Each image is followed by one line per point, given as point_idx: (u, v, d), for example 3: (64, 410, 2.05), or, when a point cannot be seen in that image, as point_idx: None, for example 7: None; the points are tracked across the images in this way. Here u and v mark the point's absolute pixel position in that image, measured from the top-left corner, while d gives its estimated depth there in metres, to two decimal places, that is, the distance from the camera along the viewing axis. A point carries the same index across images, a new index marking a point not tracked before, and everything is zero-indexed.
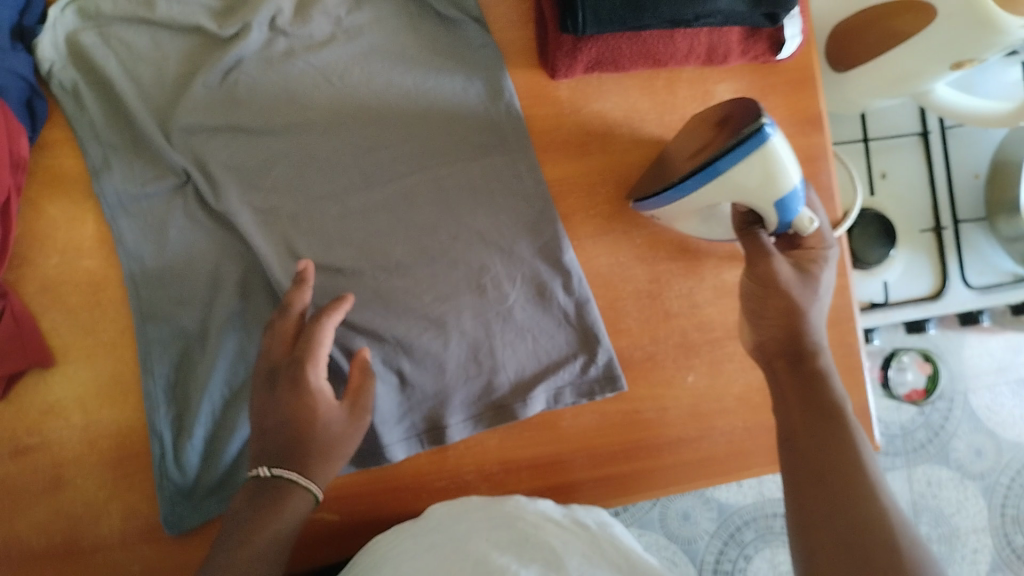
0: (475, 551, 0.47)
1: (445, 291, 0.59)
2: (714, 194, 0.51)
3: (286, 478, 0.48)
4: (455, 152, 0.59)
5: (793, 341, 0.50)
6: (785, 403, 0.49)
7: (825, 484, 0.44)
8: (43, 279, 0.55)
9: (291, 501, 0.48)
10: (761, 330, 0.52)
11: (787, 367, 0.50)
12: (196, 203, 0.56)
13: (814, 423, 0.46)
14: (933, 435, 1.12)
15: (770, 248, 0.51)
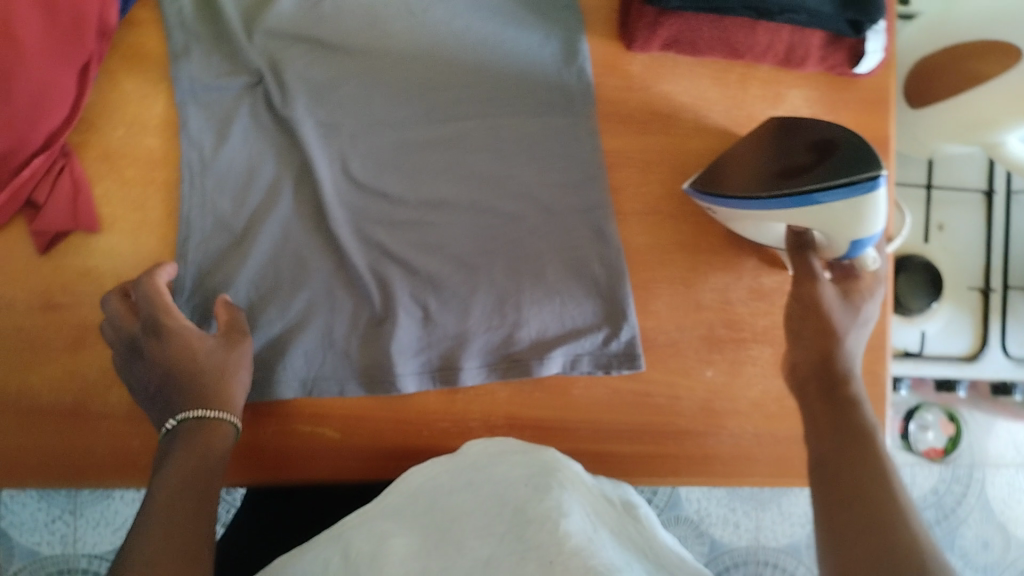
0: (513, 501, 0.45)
1: (483, 238, 0.59)
2: (794, 216, 0.51)
3: (192, 418, 0.49)
4: (520, 104, 0.60)
5: (825, 366, 0.48)
6: (812, 427, 0.46)
7: (854, 509, 0.40)
8: (104, 147, 0.56)
9: (214, 435, 0.48)
10: (797, 352, 0.50)
11: (818, 392, 0.48)
12: (264, 105, 0.58)
13: (844, 447, 0.43)
14: (943, 517, 1.10)
15: (817, 274, 0.51)
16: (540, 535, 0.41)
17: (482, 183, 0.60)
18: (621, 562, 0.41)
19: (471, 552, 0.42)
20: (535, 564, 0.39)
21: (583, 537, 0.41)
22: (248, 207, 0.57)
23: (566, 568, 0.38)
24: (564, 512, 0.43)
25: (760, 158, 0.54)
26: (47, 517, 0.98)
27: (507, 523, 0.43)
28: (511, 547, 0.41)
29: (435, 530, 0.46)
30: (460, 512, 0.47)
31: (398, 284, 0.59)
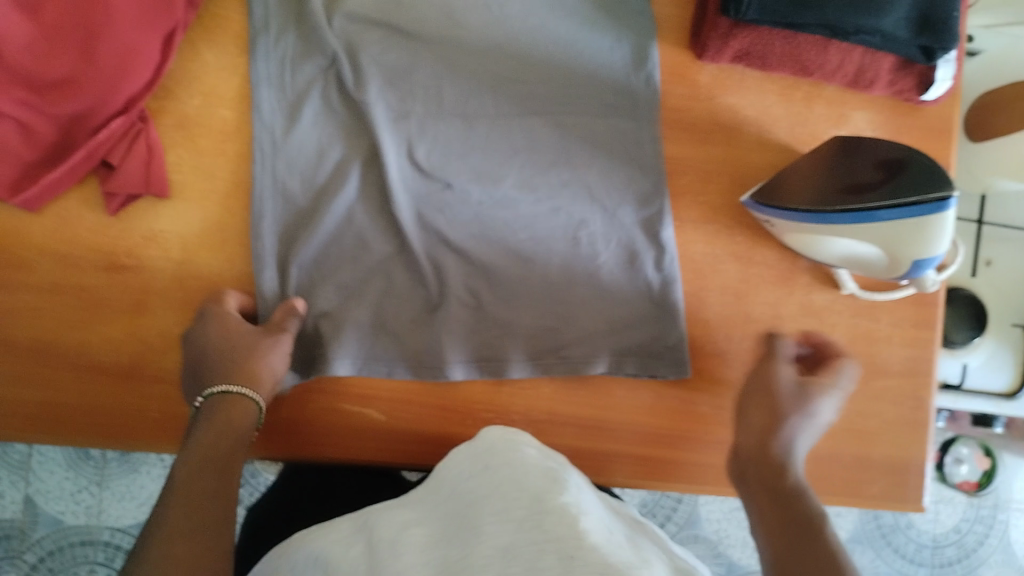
0: (532, 489, 0.43)
1: (540, 233, 0.60)
2: (860, 232, 0.52)
3: (217, 394, 0.53)
4: (587, 106, 0.61)
5: (762, 451, 0.51)
6: (755, 514, 0.48)
7: None
8: (181, 116, 0.57)
9: (238, 411, 0.52)
10: (742, 434, 0.53)
11: (757, 475, 0.50)
12: (335, 87, 0.58)
13: (790, 530, 0.45)
14: (964, 556, 1.10)
15: (782, 355, 0.56)
16: (559, 527, 0.39)
17: (541, 180, 0.60)
18: (639, 562, 0.39)
19: (489, 539, 0.40)
20: (555, 558, 0.37)
21: (602, 537, 0.39)
22: (315, 184, 0.58)
23: (586, 563, 0.36)
24: (583, 510, 0.42)
25: (819, 174, 0.54)
26: (74, 486, 0.99)
27: (526, 510, 0.41)
28: (530, 537, 0.39)
29: (453, 520, 0.44)
30: (476, 497, 0.45)
31: (453, 271, 0.60)
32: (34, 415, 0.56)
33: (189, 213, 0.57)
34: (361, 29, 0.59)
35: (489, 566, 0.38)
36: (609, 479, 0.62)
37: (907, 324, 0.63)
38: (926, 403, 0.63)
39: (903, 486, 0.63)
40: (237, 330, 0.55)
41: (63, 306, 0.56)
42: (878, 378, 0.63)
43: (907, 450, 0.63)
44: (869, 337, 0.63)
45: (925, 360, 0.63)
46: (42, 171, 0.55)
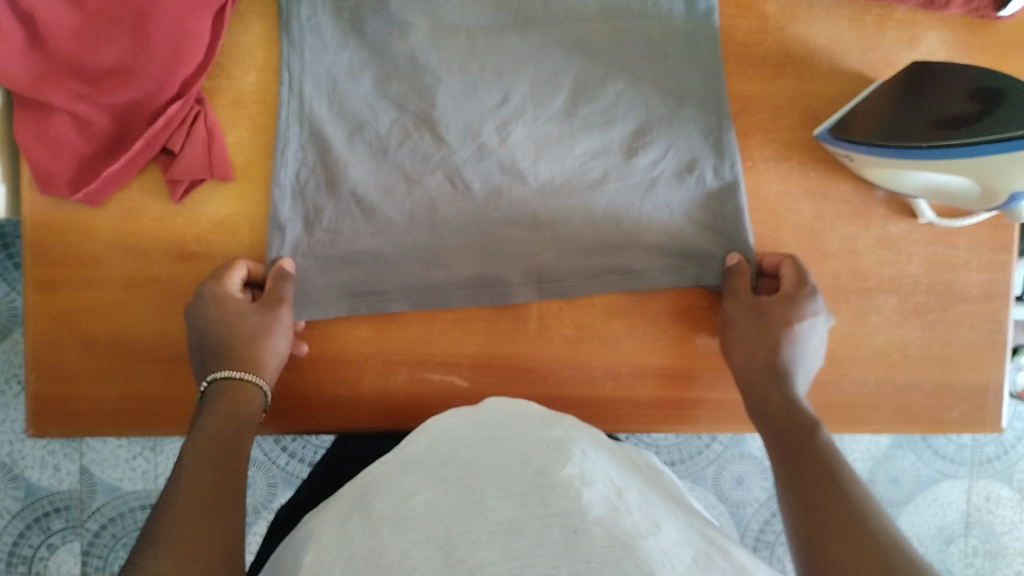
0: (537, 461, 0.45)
1: (596, 148, 0.59)
2: (944, 165, 0.51)
3: (219, 379, 0.50)
4: (650, 49, 0.59)
5: (765, 367, 0.54)
6: (765, 428, 0.52)
7: (814, 513, 0.43)
8: (237, 94, 0.56)
9: (245, 399, 0.49)
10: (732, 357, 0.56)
11: (765, 392, 0.53)
12: (395, 52, 0.57)
13: (792, 445, 0.48)
14: (1003, 452, 1.12)
15: (737, 287, 0.57)
16: (563, 502, 0.41)
17: (550, 118, 0.58)
18: (649, 528, 0.41)
19: (493, 513, 0.41)
20: (559, 532, 0.38)
21: (605, 509, 0.41)
22: (360, 150, 0.56)
23: (590, 538, 0.38)
24: (587, 481, 0.43)
25: (891, 105, 0.54)
26: (128, 454, 0.96)
27: (529, 486, 0.42)
28: (534, 511, 0.41)
29: (453, 484, 0.44)
30: (478, 467, 0.45)
31: (449, 136, 0.57)
32: (120, 412, 0.56)
33: (254, 194, 0.56)
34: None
35: (492, 543, 0.38)
36: (694, 425, 0.61)
37: (985, 249, 0.62)
38: (1004, 326, 0.63)
39: (983, 408, 0.63)
40: (240, 309, 0.52)
41: (140, 298, 0.55)
42: (958, 305, 0.62)
43: (988, 371, 0.63)
44: (947, 264, 0.62)
45: (1003, 283, 0.62)
46: (99, 162, 0.53)
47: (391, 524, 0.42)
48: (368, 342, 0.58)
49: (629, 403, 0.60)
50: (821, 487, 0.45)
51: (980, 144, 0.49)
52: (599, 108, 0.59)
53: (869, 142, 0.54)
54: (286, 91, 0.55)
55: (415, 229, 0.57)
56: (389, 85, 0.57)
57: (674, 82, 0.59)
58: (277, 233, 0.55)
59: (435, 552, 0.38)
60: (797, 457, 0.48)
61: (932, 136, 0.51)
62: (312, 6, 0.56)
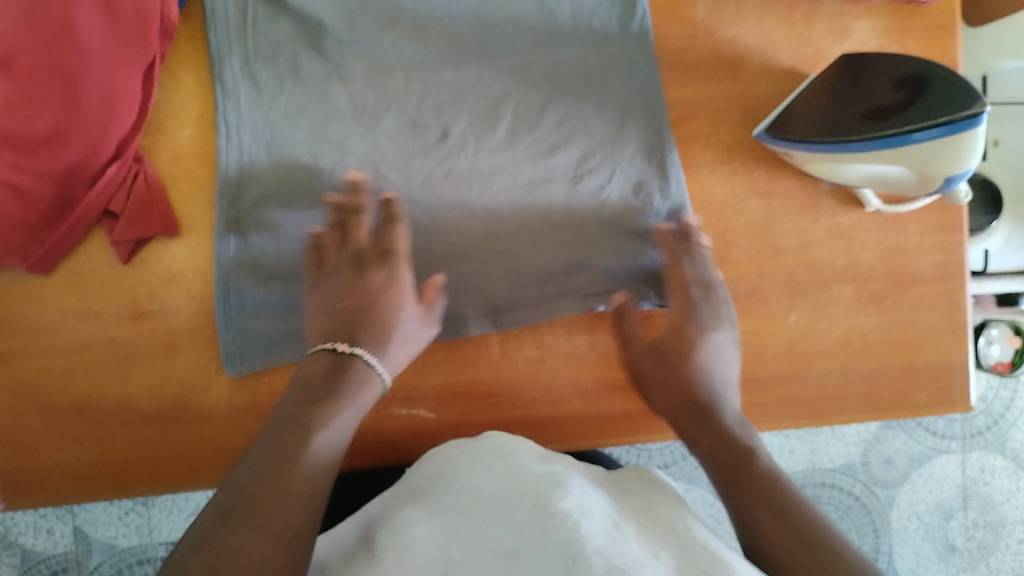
0: (535, 491, 0.44)
1: (540, 177, 0.59)
2: (880, 157, 0.52)
3: (347, 354, 0.52)
4: (584, 70, 0.60)
5: (690, 399, 0.54)
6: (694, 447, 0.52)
7: (777, 518, 0.43)
8: (174, 148, 0.56)
9: (358, 384, 0.50)
10: (660, 399, 0.56)
11: (687, 416, 0.53)
12: (329, 95, 0.57)
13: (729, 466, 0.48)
14: (993, 423, 1.13)
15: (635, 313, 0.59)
16: (560, 531, 0.40)
17: (492, 149, 0.58)
18: (646, 556, 0.41)
19: (491, 540, 0.42)
20: (558, 561, 0.39)
21: (604, 538, 0.40)
22: (301, 195, 0.56)
23: (589, 567, 0.38)
24: (587, 512, 0.43)
25: (826, 100, 0.54)
26: (120, 510, 0.95)
27: (528, 515, 0.42)
28: (534, 540, 0.41)
29: (456, 514, 0.45)
30: (479, 499, 0.46)
31: (392, 175, 0.57)
32: (91, 474, 0.55)
33: (204, 247, 0.56)
34: (274, 47, 0.56)
35: (492, 569, 0.40)
36: (665, 433, 0.61)
37: (935, 231, 0.62)
38: (962, 305, 0.63)
39: (951, 388, 0.63)
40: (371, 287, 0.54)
41: (97, 362, 0.55)
42: (914, 288, 0.62)
43: (950, 351, 0.63)
44: (899, 249, 0.62)
45: (956, 263, 0.63)
46: (42, 231, 0.53)
47: (398, 555, 0.42)
48: None
49: (597, 416, 0.61)
50: (777, 496, 0.45)
51: (914, 132, 0.49)
52: (543, 136, 0.59)
53: (811, 139, 0.55)
54: (221, 144, 0.56)
55: None
56: (327, 127, 0.57)
57: (610, 100, 0.60)
58: (225, 286, 0.56)
59: (436, 574, 0.40)
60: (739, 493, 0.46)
61: (862, 130, 0.51)
62: (242, 56, 0.56)
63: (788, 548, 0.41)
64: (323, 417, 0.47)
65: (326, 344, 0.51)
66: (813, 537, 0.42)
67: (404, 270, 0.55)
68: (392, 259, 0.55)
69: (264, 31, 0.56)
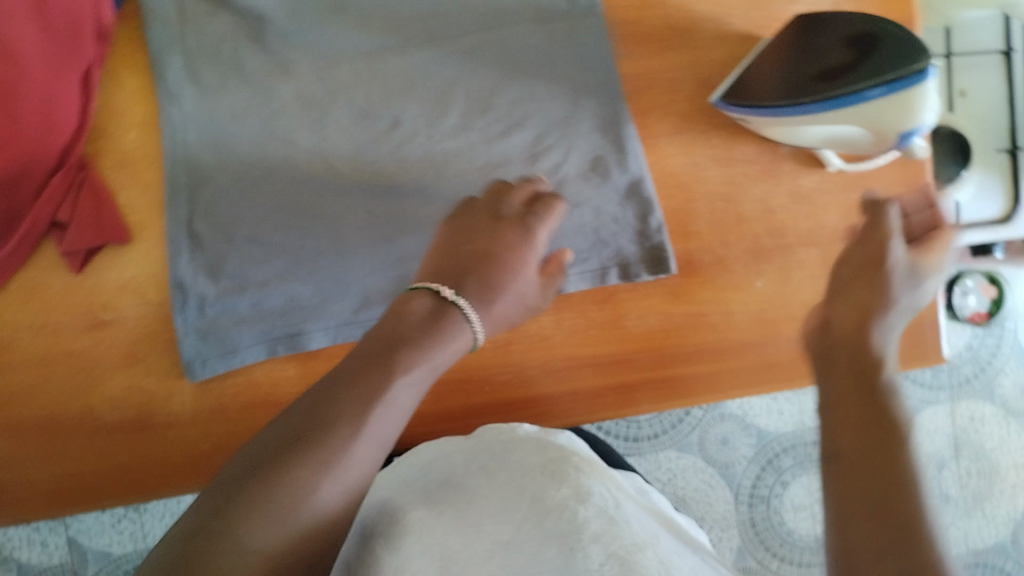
0: (534, 485, 0.47)
1: (496, 159, 0.58)
2: (833, 118, 0.51)
3: (449, 299, 0.49)
4: (534, 47, 0.59)
5: (860, 339, 0.42)
6: (830, 390, 0.40)
7: (879, 483, 0.33)
8: (121, 153, 0.55)
9: (449, 324, 0.48)
10: (832, 309, 0.45)
11: (846, 363, 0.41)
12: (277, 89, 0.56)
13: (864, 409, 0.37)
14: (980, 370, 1.11)
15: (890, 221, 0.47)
16: (559, 524, 0.43)
17: (447, 132, 0.57)
18: (647, 535, 0.45)
19: (490, 534, 0.44)
20: (557, 551, 0.42)
21: (604, 522, 0.44)
22: (252, 193, 0.55)
23: (588, 555, 0.41)
24: (584, 502, 0.46)
25: (778, 63, 0.54)
26: (112, 518, 0.94)
27: (525, 510, 0.45)
28: (532, 532, 0.44)
29: (450, 515, 0.46)
30: (476, 498, 0.48)
31: (345, 167, 0.56)
32: (59, 490, 0.55)
33: (156, 252, 0.55)
34: (217, 44, 0.56)
35: (491, 558, 0.42)
36: (638, 409, 0.61)
37: (900, 188, 0.62)
38: None
39: (922, 343, 0.63)
40: (481, 236, 0.53)
41: (57, 375, 0.54)
42: None
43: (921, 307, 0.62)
44: (864, 208, 0.61)
45: None
46: None
47: (411, 539, 0.44)
48: (295, 382, 0.56)
49: (570, 395, 0.60)
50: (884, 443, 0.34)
51: (865, 90, 0.48)
52: (498, 117, 0.58)
53: (765, 104, 0.54)
54: (168, 147, 0.55)
55: (321, 264, 0.56)
56: (276, 122, 0.56)
57: (563, 75, 0.59)
58: (183, 291, 0.55)
59: (435, 567, 0.42)
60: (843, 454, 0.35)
61: (812, 91, 0.51)
62: (185, 55, 0.56)
63: (865, 542, 0.31)
64: (408, 361, 0.44)
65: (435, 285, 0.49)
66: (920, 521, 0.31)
67: (541, 235, 0.54)
68: (541, 225, 0.54)
69: (207, 29, 0.56)
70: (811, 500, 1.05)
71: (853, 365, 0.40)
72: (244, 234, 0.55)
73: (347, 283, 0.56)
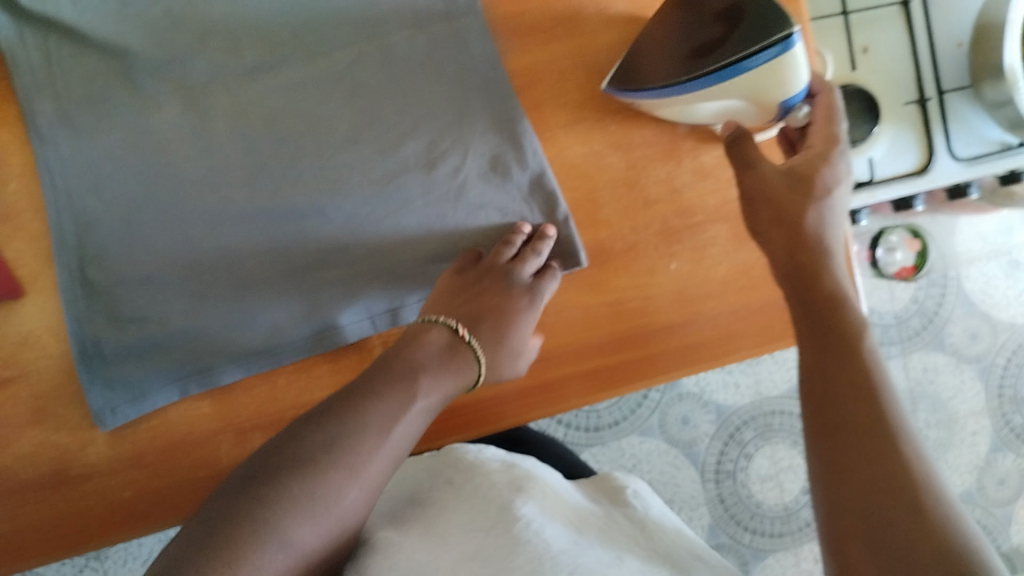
0: (498, 497, 0.44)
1: (391, 170, 0.57)
2: (717, 92, 0.51)
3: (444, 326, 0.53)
4: (417, 52, 0.58)
5: (810, 288, 0.46)
6: (804, 367, 0.43)
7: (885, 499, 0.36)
8: (3, 206, 0.54)
9: (442, 347, 0.52)
10: (767, 250, 0.49)
11: (807, 333, 0.44)
12: (158, 124, 0.55)
13: (825, 360, 0.42)
14: (928, 322, 1.09)
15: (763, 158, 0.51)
16: (527, 531, 0.40)
17: (338, 147, 0.57)
18: (611, 560, 0.40)
19: (458, 545, 0.40)
20: (525, 559, 0.38)
21: (568, 542, 0.40)
22: (144, 232, 0.55)
23: (556, 564, 0.38)
24: (549, 517, 0.43)
25: (657, 42, 0.53)
26: (73, 568, 0.91)
27: (491, 521, 0.42)
28: (500, 539, 0.40)
29: (419, 531, 0.42)
30: (441, 517, 0.44)
31: (237, 195, 0.56)
32: None
33: (52, 302, 0.54)
34: (87, 84, 0.54)
35: (460, 570, 0.38)
36: (568, 404, 0.61)
37: None
38: None
39: None
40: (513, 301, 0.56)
41: None
42: None
43: None
44: None
45: None
46: None
47: (377, 557, 0.40)
48: (211, 418, 0.55)
49: (497, 398, 0.59)
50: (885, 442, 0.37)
51: (742, 61, 0.48)
52: (387, 127, 0.57)
53: (651, 85, 0.54)
54: (49, 196, 0.53)
55: (224, 296, 0.55)
56: (161, 158, 0.55)
57: (450, 77, 0.58)
58: (83, 340, 0.54)
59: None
60: (846, 456, 0.38)
61: (693, 67, 0.50)
62: (54, 98, 0.54)
63: (905, 532, 0.34)
64: (423, 387, 0.48)
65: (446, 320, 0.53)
66: (898, 460, 0.37)
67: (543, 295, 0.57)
68: (537, 287, 0.56)
69: (73, 69, 0.54)
70: (775, 470, 1.05)
71: (823, 340, 0.43)
72: (141, 275, 0.54)
73: (253, 312, 0.55)
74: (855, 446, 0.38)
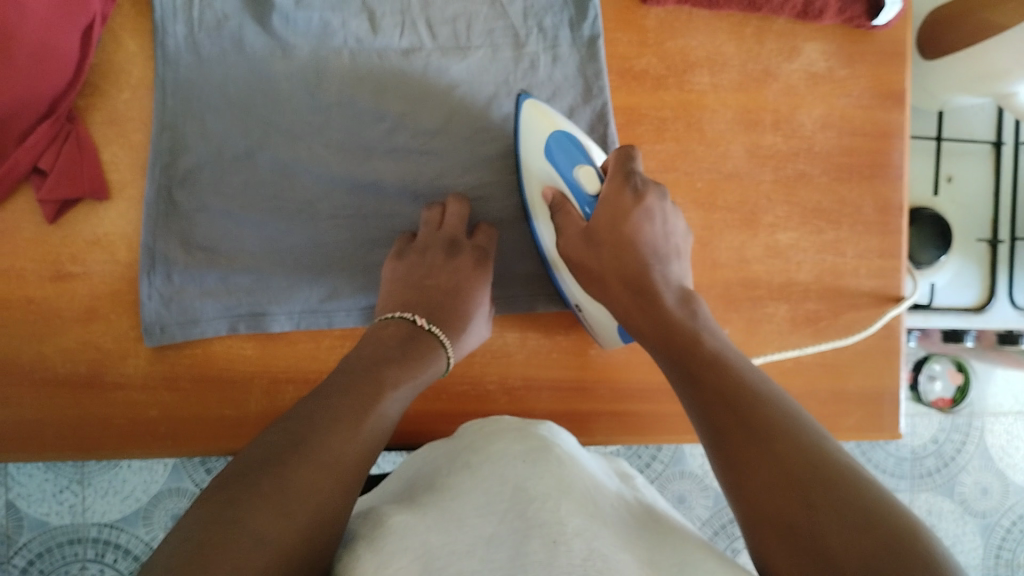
0: (511, 476, 0.44)
1: (479, 174, 0.59)
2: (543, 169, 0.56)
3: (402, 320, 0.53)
4: (532, 68, 0.60)
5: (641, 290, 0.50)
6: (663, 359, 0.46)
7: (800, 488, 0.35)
8: (112, 112, 0.56)
9: (426, 346, 0.52)
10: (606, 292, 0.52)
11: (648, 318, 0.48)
12: (273, 72, 0.57)
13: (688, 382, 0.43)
14: (943, 465, 1.08)
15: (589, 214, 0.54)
16: (542, 514, 0.39)
17: (435, 138, 0.58)
18: (623, 542, 0.39)
19: (473, 529, 0.40)
20: (539, 543, 0.37)
21: (583, 519, 0.39)
22: (234, 171, 0.56)
23: (571, 548, 0.37)
24: (566, 491, 0.42)
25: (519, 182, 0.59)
26: (55, 487, 0.89)
27: (506, 503, 0.42)
28: (512, 525, 0.40)
29: (434, 510, 0.43)
30: (457, 494, 0.45)
31: (329, 158, 0.57)
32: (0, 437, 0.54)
33: (132, 212, 0.56)
34: (220, 18, 0.56)
35: (473, 554, 0.38)
36: (591, 438, 0.61)
37: (874, 255, 0.63)
38: (897, 333, 0.63)
39: (879, 416, 0.63)
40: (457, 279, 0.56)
41: (14, 321, 0.54)
42: (848, 311, 0.62)
43: (882, 377, 0.63)
44: (836, 271, 0.62)
45: (894, 291, 0.63)
46: None
47: (394, 540, 0.41)
48: (251, 361, 0.56)
49: (525, 415, 0.59)
50: (778, 439, 0.38)
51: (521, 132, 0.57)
52: (485, 131, 0.59)
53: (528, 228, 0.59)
54: (159, 112, 0.55)
55: (295, 250, 0.57)
56: (265, 104, 0.56)
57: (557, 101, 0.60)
58: (152, 255, 0.55)
59: (415, 565, 0.38)
60: (805, 513, 0.35)
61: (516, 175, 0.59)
62: (188, 26, 0.56)
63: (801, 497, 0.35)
64: (392, 378, 0.47)
65: (402, 316, 0.53)
66: (854, 504, 0.34)
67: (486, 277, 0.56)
68: (482, 270, 0.56)
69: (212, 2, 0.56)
70: None
71: (671, 353, 0.45)
72: (223, 211, 0.56)
73: (316, 273, 0.57)
74: (811, 498, 0.35)
